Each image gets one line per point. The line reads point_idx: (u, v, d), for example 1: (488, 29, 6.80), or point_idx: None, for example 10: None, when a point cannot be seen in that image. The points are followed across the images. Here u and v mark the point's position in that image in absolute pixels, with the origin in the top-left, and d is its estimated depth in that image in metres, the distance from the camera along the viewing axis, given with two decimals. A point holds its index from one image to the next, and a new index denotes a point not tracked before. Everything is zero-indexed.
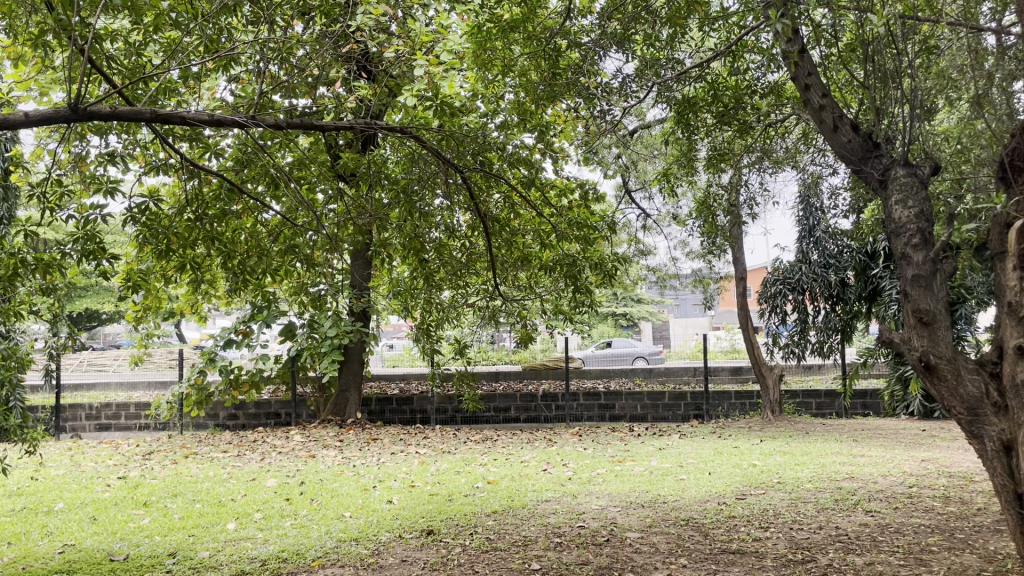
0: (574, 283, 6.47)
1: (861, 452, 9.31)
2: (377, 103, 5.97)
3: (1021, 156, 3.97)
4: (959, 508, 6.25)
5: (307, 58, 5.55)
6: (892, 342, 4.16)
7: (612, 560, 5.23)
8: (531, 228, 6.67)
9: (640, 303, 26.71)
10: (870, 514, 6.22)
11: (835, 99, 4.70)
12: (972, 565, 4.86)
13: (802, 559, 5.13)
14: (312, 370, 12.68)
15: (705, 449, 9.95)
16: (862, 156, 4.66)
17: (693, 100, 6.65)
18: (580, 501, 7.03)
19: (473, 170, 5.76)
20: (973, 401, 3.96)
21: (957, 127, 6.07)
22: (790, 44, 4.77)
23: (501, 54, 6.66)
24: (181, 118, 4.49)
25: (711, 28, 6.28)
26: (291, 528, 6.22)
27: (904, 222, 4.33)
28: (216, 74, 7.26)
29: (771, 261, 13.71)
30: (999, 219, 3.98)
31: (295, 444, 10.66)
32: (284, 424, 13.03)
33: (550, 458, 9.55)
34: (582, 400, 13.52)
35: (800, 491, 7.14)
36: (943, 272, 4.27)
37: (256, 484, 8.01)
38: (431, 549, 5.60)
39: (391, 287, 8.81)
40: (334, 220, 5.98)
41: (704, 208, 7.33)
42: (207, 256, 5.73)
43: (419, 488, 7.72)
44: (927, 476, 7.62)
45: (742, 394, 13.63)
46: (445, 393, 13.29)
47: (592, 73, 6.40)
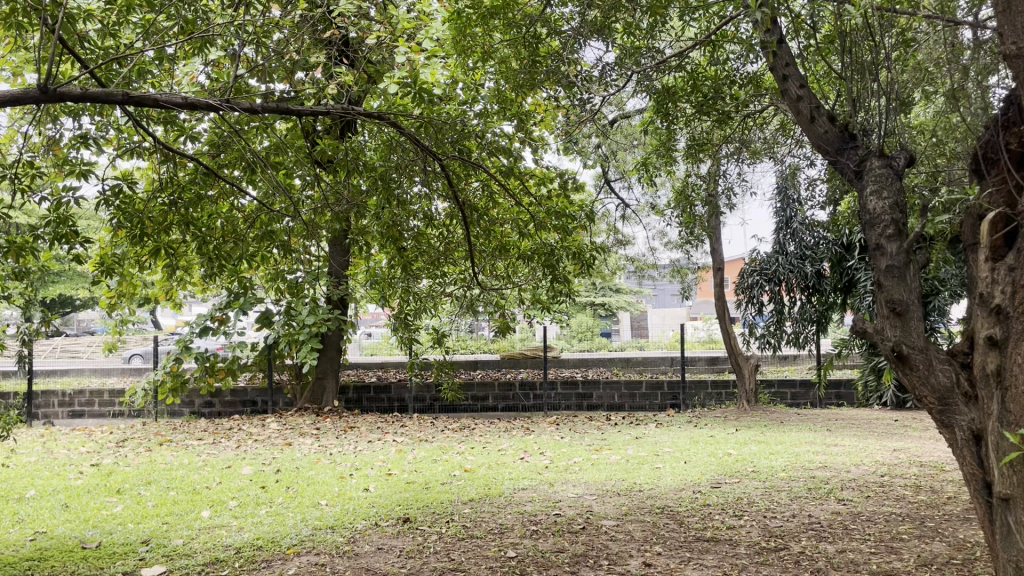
0: (553, 272, 6.55)
1: (835, 441, 9.42)
2: (357, 90, 5.92)
3: (994, 148, 3.94)
4: (930, 497, 6.35)
5: (286, 42, 5.51)
6: (865, 332, 4.12)
7: (588, 548, 5.25)
8: (509, 219, 6.63)
9: (618, 292, 27.10)
10: (842, 502, 6.29)
11: (812, 90, 4.74)
12: (941, 552, 4.94)
13: (775, 547, 5.19)
14: (289, 358, 12.63)
15: (681, 438, 10.03)
16: (839, 147, 4.66)
17: (672, 89, 6.65)
18: (556, 489, 7.05)
19: (452, 157, 5.73)
20: (943, 390, 3.90)
21: (932, 121, 6.14)
22: (769, 35, 4.82)
23: (481, 40, 6.71)
24: (153, 101, 4.43)
25: (692, 17, 6.29)
26: (267, 516, 6.18)
27: (878, 213, 4.30)
28: (193, 57, 7.20)
29: (748, 252, 13.81)
30: (972, 211, 3.98)
31: (272, 432, 10.61)
32: (260, 412, 12.94)
33: (527, 446, 9.57)
34: (559, 389, 13.57)
35: (774, 479, 7.22)
36: (917, 263, 4.24)
37: (231, 472, 7.97)
38: (408, 536, 5.60)
39: (368, 276, 8.77)
40: (311, 205, 5.93)
41: (680, 199, 7.53)
42: (183, 241, 5.69)
43: (396, 476, 7.70)
44: (898, 465, 7.74)
45: (718, 384, 13.73)
46: (423, 382, 13.33)
47: (572, 62, 6.33)
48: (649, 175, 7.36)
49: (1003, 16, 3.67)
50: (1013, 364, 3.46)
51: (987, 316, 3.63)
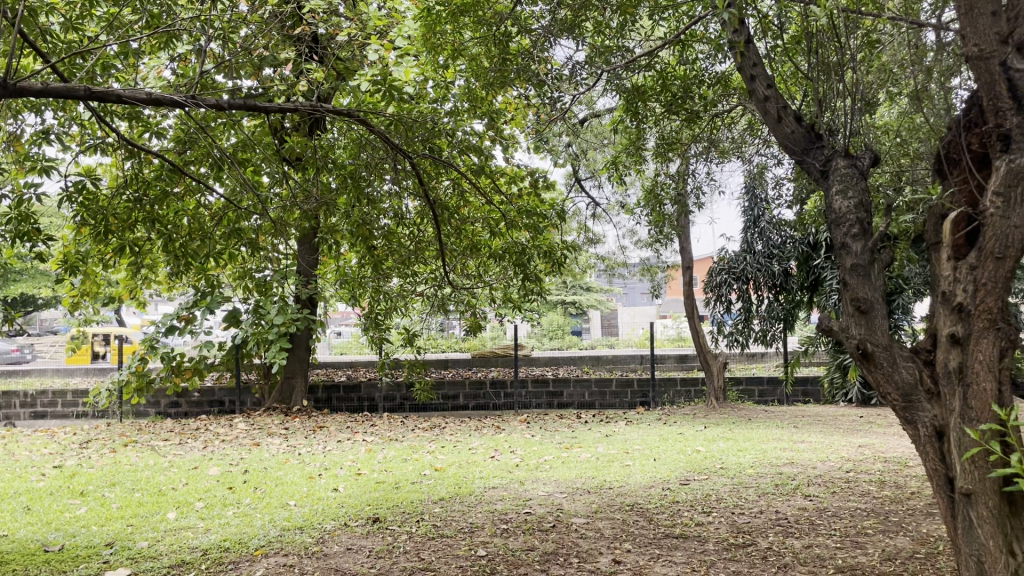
0: (523, 271, 6.58)
1: (802, 438, 9.53)
2: (327, 86, 5.88)
3: (956, 149, 3.99)
4: (894, 492, 6.45)
5: (254, 37, 5.46)
6: (831, 330, 4.13)
7: (558, 546, 5.27)
8: (480, 217, 6.66)
9: (589, 291, 27.19)
10: (808, 498, 6.37)
11: (779, 91, 4.73)
12: (904, 546, 5.02)
13: (743, 543, 5.24)
14: (257, 357, 12.50)
15: (651, 436, 10.09)
16: (805, 147, 4.67)
17: (642, 88, 6.68)
18: (527, 488, 7.06)
19: (423, 154, 5.70)
20: (906, 387, 3.90)
21: (897, 121, 6.23)
22: (736, 34, 4.82)
23: (451, 38, 6.68)
24: (114, 96, 4.34)
25: (662, 16, 6.31)
26: (234, 517, 6.11)
27: (843, 213, 4.32)
28: (158, 52, 7.09)
29: (717, 251, 13.93)
30: (934, 211, 4.01)
31: (239, 432, 10.51)
32: (228, 412, 12.81)
33: (497, 445, 9.54)
34: (530, 387, 13.58)
35: (742, 476, 7.29)
36: (880, 262, 4.27)
37: (198, 473, 7.88)
38: (377, 536, 5.57)
39: (337, 275, 8.71)
40: (279, 203, 5.87)
41: (650, 198, 7.59)
42: (148, 239, 5.61)
43: (365, 476, 7.66)
44: (863, 461, 7.85)
45: (687, 381, 13.80)
46: (394, 381, 13.26)
47: (543, 60, 6.33)
48: (619, 174, 7.39)
49: (965, 18, 3.71)
50: (975, 361, 3.51)
51: (948, 314, 3.65)
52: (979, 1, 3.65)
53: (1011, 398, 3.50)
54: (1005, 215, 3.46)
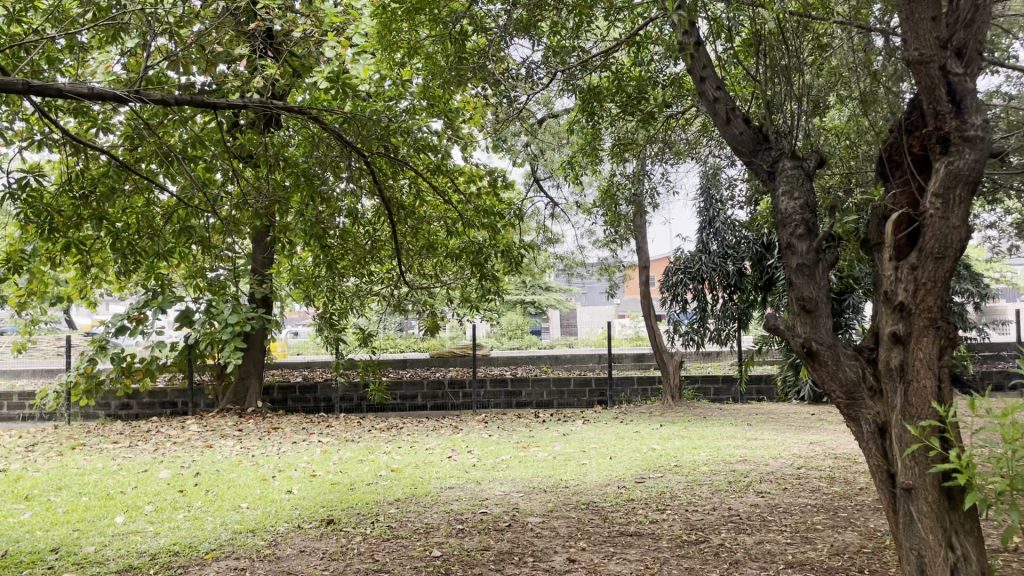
0: (480, 271, 6.64)
1: (755, 435, 9.66)
2: (282, 84, 5.81)
3: (898, 151, 4.07)
4: (843, 488, 6.58)
5: (207, 34, 5.38)
6: (777, 329, 4.19)
7: (513, 545, 5.27)
8: (438, 216, 6.68)
9: (549, 291, 27.26)
10: (760, 494, 6.47)
11: (728, 92, 4.78)
12: (853, 541, 5.13)
13: (695, 540, 5.30)
14: (211, 357, 12.32)
15: (607, 434, 10.15)
16: (753, 148, 4.73)
17: (598, 89, 6.71)
18: (483, 487, 7.05)
19: (378, 153, 5.66)
20: (850, 385, 3.96)
21: (847, 123, 6.35)
22: (688, 36, 4.86)
23: (408, 36, 6.64)
24: (54, 90, 4.24)
25: (618, 18, 6.36)
26: (185, 521, 6.02)
27: (789, 213, 4.37)
28: (107, 47, 6.94)
29: (673, 251, 14.08)
30: (877, 212, 4.07)
31: (192, 434, 10.33)
32: (180, 413, 12.60)
33: (454, 445, 9.51)
34: (488, 387, 13.57)
35: (696, 473, 7.36)
36: (825, 262, 4.33)
37: (148, 476, 7.73)
38: (331, 538, 5.52)
39: (293, 274, 8.63)
40: (231, 201, 5.79)
41: (606, 198, 7.66)
42: (95, 237, 5.49)
43: (320, 477, 7.58)
44: (814, 458, 7.98)
45: (644, 380, 13.90)
46: (350, 382, 13.13)
47: (499, 60, 6.32)
48: (576, 174, 7.44)
49: (905, 22, 3.77)
50: (916, 359, 3.59)
51: (890, 313, 3.72)
52: (920, 5, 3.70)
53: (950, 395, 3.59)
54: (944, 215, 3.56)
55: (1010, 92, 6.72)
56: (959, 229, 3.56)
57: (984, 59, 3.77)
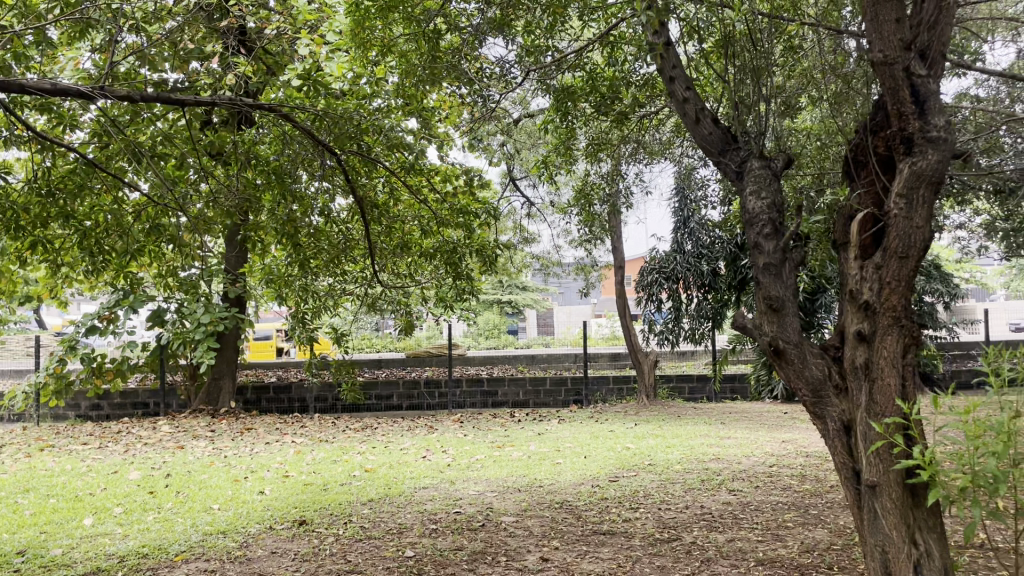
0: (455, 270, 6.62)
1: (729, 434, 9.72)
2: (255, 81, 5.76)
3: (863, 152, 4.11)
4: (814, 485, 6.64)
5: (178, 31, 5.32)
6: (745, 328, 4.21)
7: (487, 545, 5.26)
8: (412, 216, 6.67)
9: (525, 290, 27.29)
10: (733, 493, 6.51)
11: (698, 93, 4.82)
12: (823, 538, 5.17)
13: (668, 538, 5.32)
14: (183, 358, 12.20)
15: (582, 434, 10.17)
16: (722, 149, 4.75)
17: (572, 89, 6.72)
18: (457, 487, 7.04)
19: (350, 152, 5.62)
20: (816, 383, 3.99)
21: (818, 125, 6.41)
22: (658, 37, 4.90)
23: (382, 35, 6.61)
24: (15, 86, 4.21)
25: (592, 18, 6.37)
26: (154, 523, 5.95)
27: (756, 213, 4.40)
28: (76, 43, 6.84)
29: (648, 251, 14.17)
30: (843, 212, 4.10)
31: (163, 435, 10.23)
32: (152, 414, 12.47)
33: (429, 445, 9.49)
34: (464, 387, 13.54)
35: (670, 472, 7.39)
36: (792, 262, 4.37)
37: (117, 477, 7.63)
38: (302, 539, 5.48)
39: (265, 273, 8.56)
40: (202, 199, 5.73)
41: (581, 198, 7.68)
42: (63, 235, 5.42)
43: (293, 478, 7.53)
44: (786, 456, 8.05)
45: (619, 379, 13.94)
46: (325, 382, 13.06)
47: (474, 59, 6.30)
48: (551, 174, 7.44)
49: (870, 24, 3.82)
50: (881, 357, 3.63)
51: (856, 311, 3.75)
52: (884, 7, 3.75)
53: (914, 393, 3.63)
54: (908, 215, 3.60)
55: (978, 95, 6.84)
56: (923, 228, 3.60)
57: (947, 60, 3.82)
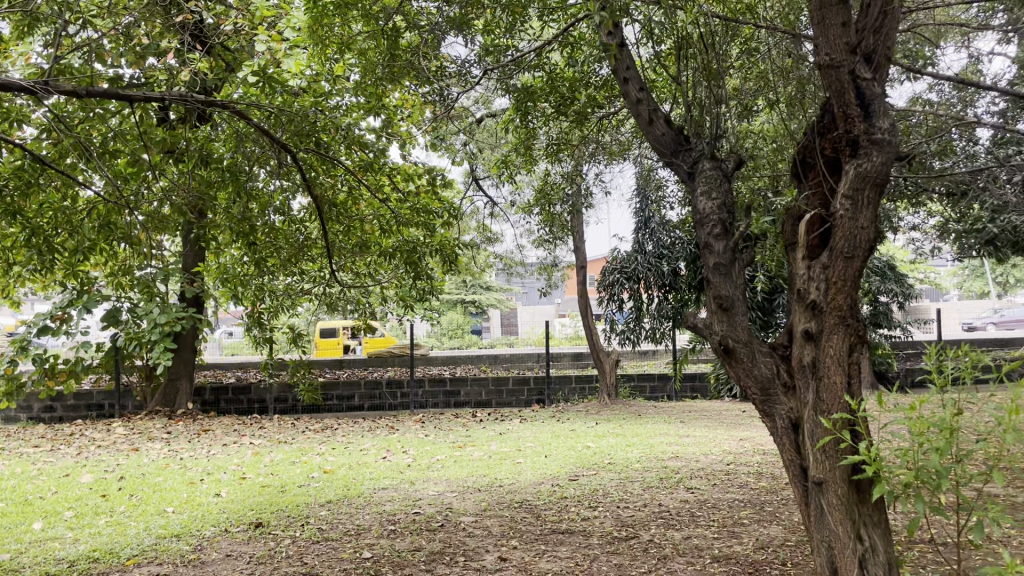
0: (414, 269, 6.46)
1: (687, 432, 9.82)
2: (211, 78, 5.68)
3: (811, 154, 4.17)
4: (770, 483, 6.72)
5: (133, 26, 5.23)
6: (696, 327, 4.25)
7: (445, 545, 5.25)
8: (373, 215, 6.65)
9: (489, 290, 27.30)
10: (691, 490, 6.58)
11: (651, 94, 4.84)
12: (777, 535, 5.25)
13: (626, 536, 5.35)
14: (139, 359, 12.00)
15: (543, 433, 10.19)
16: (674, 149, 4.77)
17: (533, 89, 6.73)
18: (417, 488, 7.01)
19: (307, 150, 5.56)
20: (765, 382, 4.03)
21: (774, 127, 6.49)
22: (612, 38, 4.93)
23: (341, 32, 6.56)
24: None
25: (551, 18, 6.38)
26: (106, 526, 5.84)
27: (707, 214, 4.45)
28: (26, 37, 6.70)
29: (609, 251, 14.27)
30: (791, 213, 4.16)
31: (118, 437, 10.05)
32: (107, 416, 12.25)
33: (389, 445, 9.44)
34: (426, 387, 13.49)
35: (629, 470, 7.44)
36: (742, 262, 4.41)
37: (69, 480, 7.48)
38: (258, 542, 5.42)
39: (221, 272, 8.46)
40: (157, 197, 5.64)
41: (541, 198, 7.70)
42: (11, 233, 5.30)
43: (250, 480, 7.43)
44: (743, 454, 8.15)
45: (581, 378, 13.99)
46: (285, 382, 12.94)
47: (434, 57, 6.27)
48: (512, 174, 7.45)
49: (818, 28, 3.87)
50: (827, 356, 3.69)
51: (803, 311, 3.81)
52: (829, 12, 3.81)
53: (859, 391, 3.70)
54: (853, 216, 3.66)
55: (929, 100, 6.99)
56: (868, 229, 3.67)
57: (892, 64, 3.90)
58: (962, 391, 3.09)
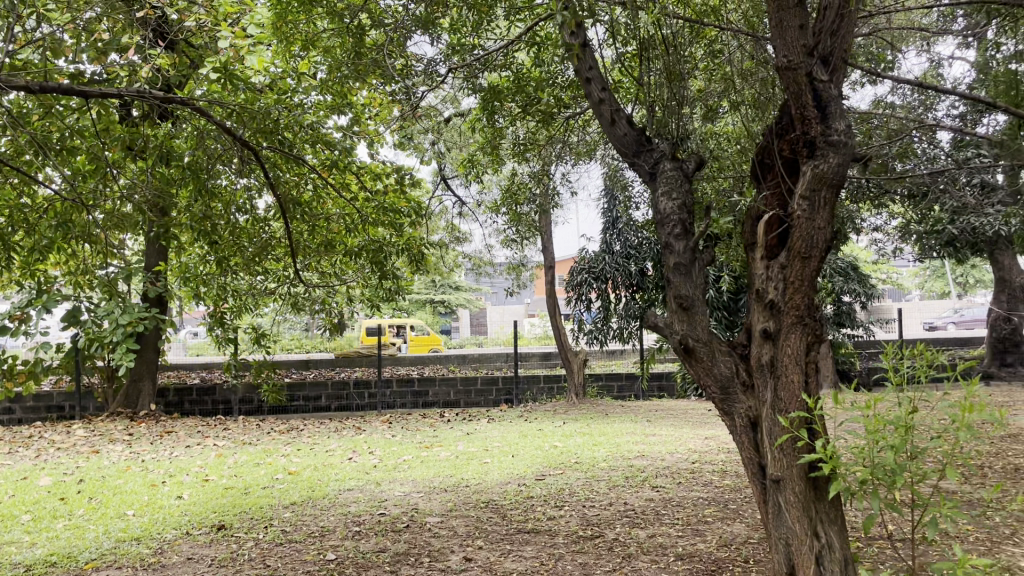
0: (381, 268, 6.52)
1: (654, 431, 9.88)
2: (172, 74, 5.59)
3: (769, 155, 4.20)
4: (734, 481, 6.78)
5: (92, 20, 5.12)
6: (657, 326, 4.27)
7: (410, 546, 5.22)
8: (338, 215, 6.60)
9: (458, 290, 27.26)
10: (656, 489, 6.62)
11: (613, 93, 4.83)
12: (740, 532, 5.30)
13: (591, 535, 5.37)
14: (100, 359, 11.80)
15: (511, 433, 10.19)
16: (636, 150, 4.77)
17: (499, 89, 6.73)
18: (383, 488, 6.97)
19: (270, 149, 5.49)
20: (724, 380, 4.06)
21: (738, 129, 6.55)
22: (575, 37, 4.91)
23: (304, 29, 6.50)
24: None
25: (517, 18, 6.38)
26: (64, 530, 5.73)
27: (668, 214, 4.46)
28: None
29: (577, 251, 14.31)
30: (750, 213, 4.19)
31: (78, 439, 9.88)
32: (67, 418, 12.03)
33: (356, 446, 9.38)
34: (394, 387, 13.43)
35: (595, 470, 7.46)
36: (702, 262, 4.43)
37: (26, 484, 7.33)
38: (220, 544, 5.35)
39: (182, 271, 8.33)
40: (116, 196, 5.53)
41: (508, 197, 7.70)
42: None
43: (213, 482, 7.34)
44: (708, 452, 8.22)
45: (550, 378, 14.02)
46: (250, 382, 12.80)
47: (400, 55, 6.23)
48: (478, 174, 7.44)
49: (777, 30, 3.90)
50: (784, 355, 3.73)
51: (762, 310, 3.85)
52: (787, 14, 3.84)
53: (816, 389, 3.74)
54: (810, 217, 3.71)
55: (891, 103, 7.10)
56: (824, 229, 3.71)
57: (848, 66, 3.94)
58: (916, 390, 3.13)
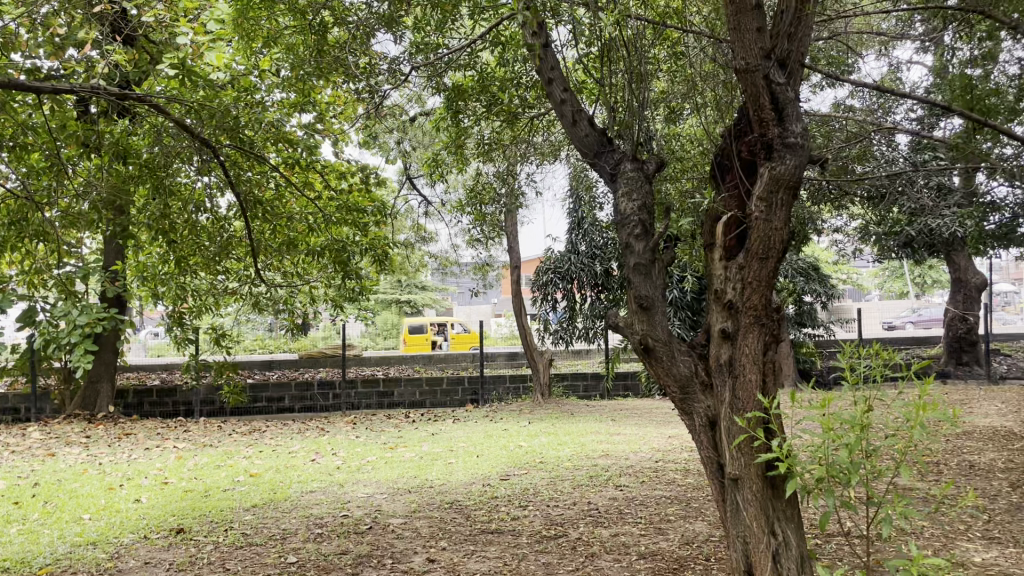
0: (344, 267, 6.43)
1: (618, 431, 9.93)
2: (130, 71, 5.50)
3: (729, 157, 4.24)
4: (696, 479, 6.84)
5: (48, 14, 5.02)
6: (617, 326, 4.29)
7: (372, 548, 5.19)
8: (301, 214, 6.53)
9: (425, 290, 27.17)
10: (619, 488, 6.65)
11: (575, 94, 4.87)
12: (701, 530, 5.34)
13: (554, 535, 5.38)
14: (56, 360, 11.56)
15: (476, 433, 10.17)
16: (597, 150, 4.80)
17: (463, 88, 6.72)
18: (346, 490, 6.92)
19: (230, 146, 5.41)
20: (684, 380, 4.09)
21: (700, 130, 6.60)
22: (537, 38, 4.94)
23: (266, 26, 6.43)
24: None
25: (481, 18, 6.37)
26: (17, 535, 5.60)
27: (628, 214, 4.48)
28: None
29: (543, 251, 14.34)
30: (709, 214, 4.23)
31: (33, 442, 9.67)
32: (22, 420, 11.78)
33: (319, 448, 9.30)
34: (359, 388, 13.34)
35: (559, 469, 7.48)
36: (662, 262, 4.46)
37: None
38: (179, 548, 5.27)
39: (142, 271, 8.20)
40: (72, 193, 5.41)
41: (472, 197, 7.68)
42: None
43: (172, 485, 7.23)
44: (672, 451, 8.28)
45: (515, 378, 14.02)
46: (212, 383, 12.64)
47: (363, 53, 6.18)
48: (443, 173, 7.42)
49: (735, 33, 3.93)
50: (743, 354, 3.78)
51: (721, 310, 3.89)
52: (744, 17, 3.88)
53: (773, 388, 3.79)
54: (768, 218, 3.75)
55: (851, 106, 7.21)
56: (781, 230, 3.76)
57: (805, 70, 3.99)
58: (872, 391, 3.16)
